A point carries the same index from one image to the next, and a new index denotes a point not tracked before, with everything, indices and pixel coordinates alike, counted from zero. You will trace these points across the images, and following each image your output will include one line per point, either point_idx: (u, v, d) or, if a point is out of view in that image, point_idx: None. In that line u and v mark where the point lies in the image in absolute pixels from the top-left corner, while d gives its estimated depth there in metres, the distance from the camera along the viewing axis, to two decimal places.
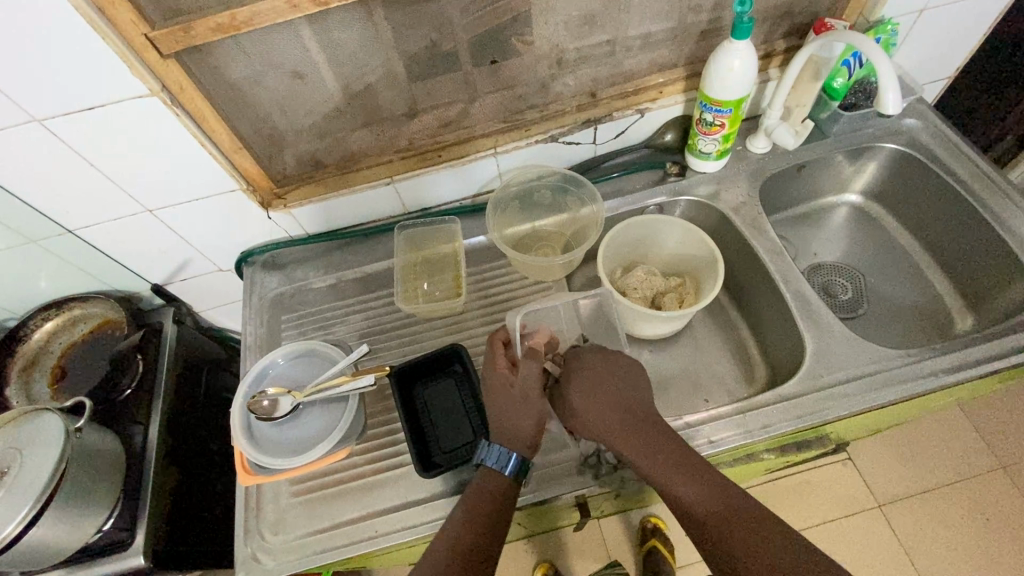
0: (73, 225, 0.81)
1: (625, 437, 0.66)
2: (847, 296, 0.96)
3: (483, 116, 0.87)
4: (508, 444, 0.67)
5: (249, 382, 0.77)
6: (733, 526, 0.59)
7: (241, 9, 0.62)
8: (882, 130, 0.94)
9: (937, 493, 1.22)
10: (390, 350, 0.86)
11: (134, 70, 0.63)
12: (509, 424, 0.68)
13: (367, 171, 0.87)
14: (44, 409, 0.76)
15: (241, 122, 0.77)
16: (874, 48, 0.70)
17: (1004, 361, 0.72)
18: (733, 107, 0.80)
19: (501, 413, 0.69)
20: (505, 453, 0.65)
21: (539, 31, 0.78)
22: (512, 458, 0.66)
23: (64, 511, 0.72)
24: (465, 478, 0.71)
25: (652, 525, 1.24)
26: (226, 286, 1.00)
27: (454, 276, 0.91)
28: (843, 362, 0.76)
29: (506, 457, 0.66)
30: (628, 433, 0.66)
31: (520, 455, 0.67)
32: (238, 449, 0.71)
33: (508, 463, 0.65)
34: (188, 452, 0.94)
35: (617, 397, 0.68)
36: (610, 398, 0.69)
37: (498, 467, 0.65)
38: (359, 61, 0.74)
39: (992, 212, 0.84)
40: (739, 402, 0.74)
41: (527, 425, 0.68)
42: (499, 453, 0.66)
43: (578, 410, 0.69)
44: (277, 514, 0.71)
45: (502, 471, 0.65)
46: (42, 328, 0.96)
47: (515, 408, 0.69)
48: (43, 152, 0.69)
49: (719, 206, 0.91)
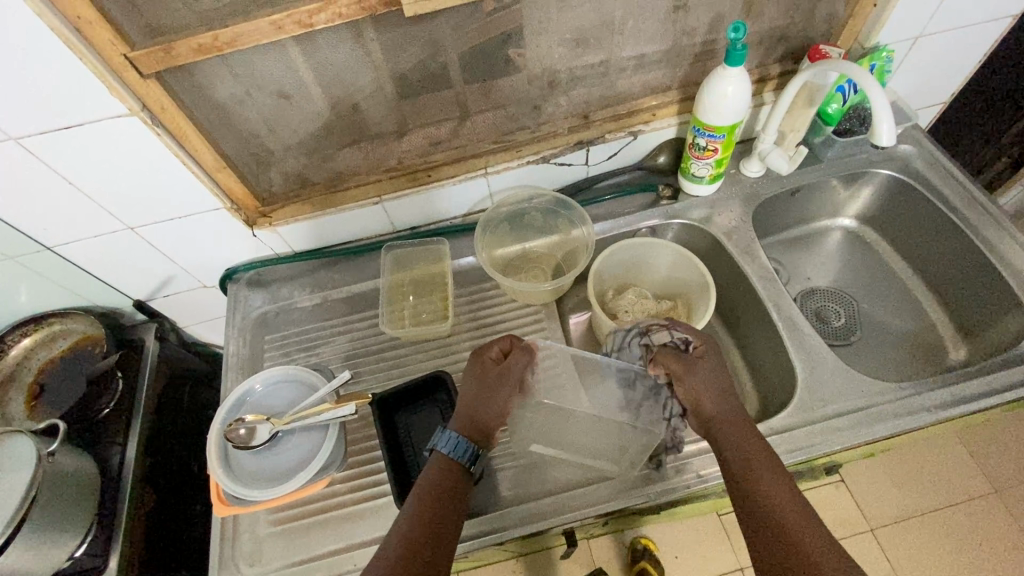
0: (51, 243, 0.79)
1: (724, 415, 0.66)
2: (840, 323, 0.95)
3: (474, 136, 0.86)
4: (467, 433, 0.67)
5: (228, 409, 0.75)
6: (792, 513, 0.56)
7: (224, 30, 0.60)
8: (876, 155, 0.93)
9: (930, 518, 1.21)
10: (375, 373, 0.84)
11: (113, 90, 0.62)
12: (476, 412, 0.68)
13: (354, 191, 0.85)
14: (18, 431, 0.73)
15: (226, 141, 0.75)
16: (867, 77, 0.69)
17: (997, 396, 0.71)
18: (726, 133, 0.79)
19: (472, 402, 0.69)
20: (459, 439, 0.64)
21: (531, 52, 0.77)
22: (472, 448, 0.64)
23: (34, 538, 0.69)
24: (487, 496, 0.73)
25: (643, 546, 1.22)
26: (210, 302, 0.98)
27: (442, 298, 0.89)
28: (834, 394, 0.74)
29: (458, 443, 0.64)
30: (730, 423, 0.65)
31: (473, 442, 0.66)
32: (213, 478, 0.69)
33: (464, 451, 0.64)
34: (167, 473, 0.92)
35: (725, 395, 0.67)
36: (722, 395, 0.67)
37: (451, 453, 0.64)
38: (347, 80, 0.73)
39: (986, 242, 0.83)
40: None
41: (495, 412, 0.69)
42: (450, 437, 0.64)
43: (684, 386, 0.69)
44: (253, 544, 0.69)
45: (456, 458, 0.64)
46: (20, 344, 0.94)
47: (488, 396, 0.69)
48: (19, 170, 0.67)
49: (712, 231, 0.90)
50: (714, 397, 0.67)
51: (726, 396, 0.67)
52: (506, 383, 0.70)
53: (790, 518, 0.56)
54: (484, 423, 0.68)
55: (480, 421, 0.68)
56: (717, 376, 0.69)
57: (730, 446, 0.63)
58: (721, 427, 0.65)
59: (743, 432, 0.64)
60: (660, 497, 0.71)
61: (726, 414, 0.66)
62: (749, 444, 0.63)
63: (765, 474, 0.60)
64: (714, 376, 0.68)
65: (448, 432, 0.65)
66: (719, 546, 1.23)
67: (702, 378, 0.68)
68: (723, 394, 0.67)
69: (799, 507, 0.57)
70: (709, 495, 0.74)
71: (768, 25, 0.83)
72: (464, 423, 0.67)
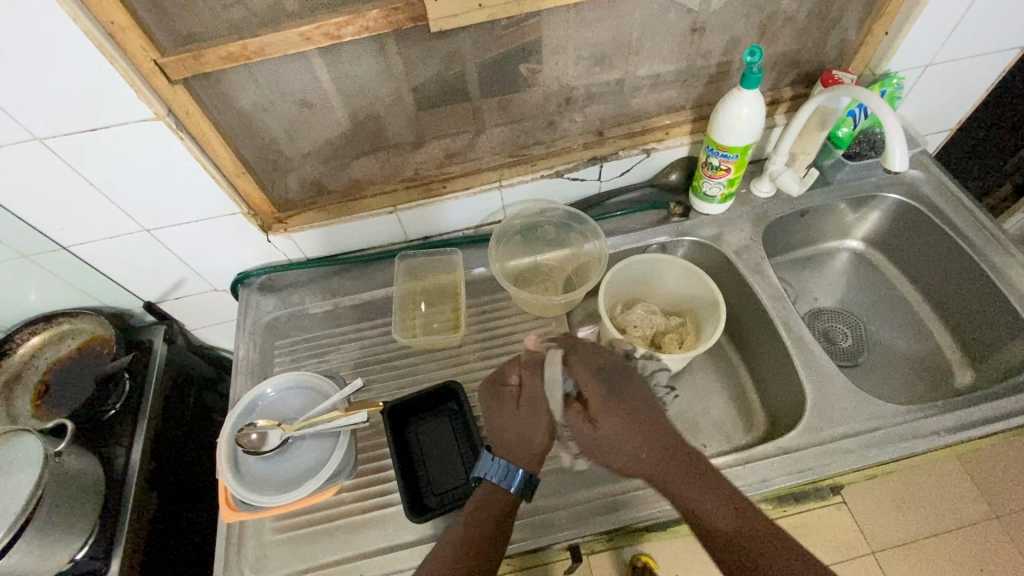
0: (67, 242, 0.79)
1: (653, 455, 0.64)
2: (847, 344, 0.96)
3: (489, 149, 0.87)
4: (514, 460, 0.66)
5: (238, 413, 0.75)
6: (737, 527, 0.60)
7: (253, 40, 0.61)
8: (884, 179, 0.95)
9: (931, 542, 1.20)
10: (384, 381, 0.84)
11: (141, 95, 0.63)
12: (514, 442, 0.67)
13: (370, 199, 0.86)
14: (25, 431, 0.73)
15: (246, 147, 0.76)
16: (880, 102, 0.70)
17: (1005, 421, 0.71)
18: (739, 153, 0.81)
19: (509, 433, 0.67)
20: (510, 467, 0.65)
21: (549, 69, 0.78)
22: (519, 472, 0.65)
23: (38, 539, 0.69)
24: None
25: (642, 563, 1.20)
26: (220, 305, 0.99)
27: (454, 308, 0.90)
28: (842, 416, 0.75)
29: (511, 471, 0.65)
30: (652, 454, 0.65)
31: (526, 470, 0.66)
32: (222, 483, 0.69)
33: (513, 479, 0.65)
34: (170, 476, 0.91)
35: (637, 434, 0.65)
36: (636, 434, 0.65)
37: (500, 481, 0.65)
38: (368, 92, 0.74)
39: (993, 266, 0.84)
40: (740, 454, 0.72)
41: (539, 439, 0.67)
42: (506, 469, 0.65)
43: (612, 444, 0.66)
44: (258, 551, 0.69)
45: (506, 486, 0.65)
46: (28, 343, 0.94)
47: (525, 426, 0.67)
48: (42, 170, 0.68)
49: (722, 249, 0.91)
50: (635, 447, 0.65)
51: (646, 442, 0.65)
52: (535, 412, 0.67)
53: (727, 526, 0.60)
54: (532, 450, 0.67)
55: (527, 450, 0.67)
56: (619, 430, 0.65)
57: (677, 482, 0.63)
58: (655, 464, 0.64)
59: (682, 463, 0.64)
60: (668, 513, 0.71)
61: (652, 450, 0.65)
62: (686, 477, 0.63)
63: (710, 507, 0.61)
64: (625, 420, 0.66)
65: (499, 463, 0.65)
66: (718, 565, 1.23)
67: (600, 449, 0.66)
68: (640, 423, 0.66)
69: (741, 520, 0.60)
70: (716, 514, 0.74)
71: (781, 49, 0.84)
72: (507, 450, 0.67)
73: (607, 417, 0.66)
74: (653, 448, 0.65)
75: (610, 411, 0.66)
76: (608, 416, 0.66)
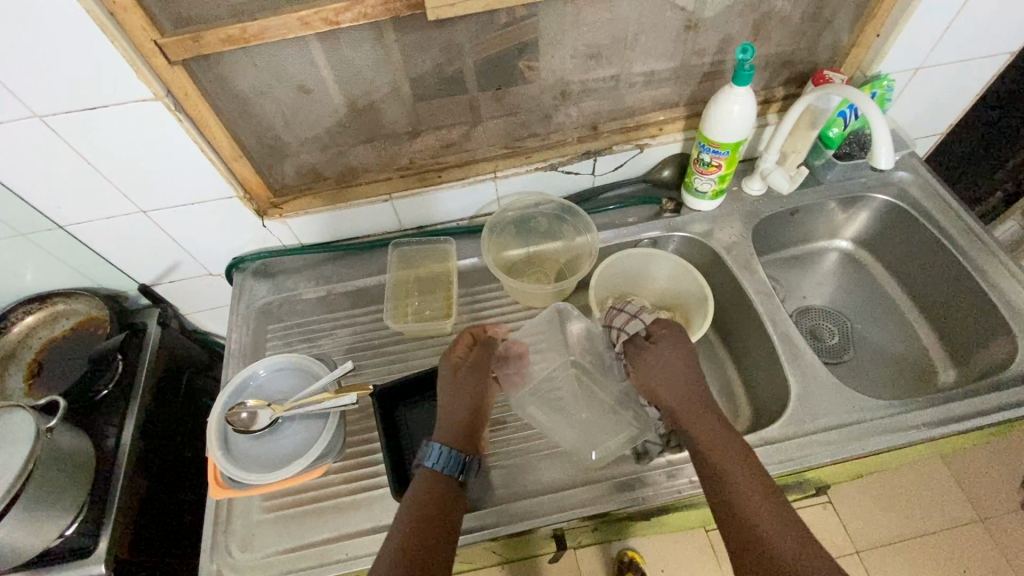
0: (64, 221, 0.80)
1: (681, 390, 0.72)
2: (833, 342, 0.97)
3: (484, 140, 0.88)
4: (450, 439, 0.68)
5: (229, 393, 0.76)
6: (721, 450, 0.64)
7: (252, 23, 0.63)
8: (874, 180, 0.96)
9: (915, 543, 1.22)
10: (375, 367, 0.85)
11: (141, 74, 0.63)
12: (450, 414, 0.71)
13: (366, 187, 0.87)
14: (19, 406, 0.74)
15: (243, 131, 0.77)
16: (869, 102, 0.71)
17: (985, 417, 0.73)
18: (730, 150, 0.82)
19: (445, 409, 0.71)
20: (445, 452, 0.65)
21: (545, 63, 0.79)
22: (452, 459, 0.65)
23: (27, 514, 0.69)
24: (476, 493, 0.73)
25: (629, 558, 1.21)
26: (215, 289, 0.99)
27: (445, 296, 0.91)
28: (825, 409, 0.76)
29: (447, 456, 0.66)
30: (702, 424, 0.68)
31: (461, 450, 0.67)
32: (211, 460, 0.70)
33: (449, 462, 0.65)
34: (161, 457, 0.92)
35: (679, 373, 0.73)
36: (684, 372, 0.73)
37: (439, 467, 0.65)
38: (366, 79, 0.75)
39: (977, 268, 0.86)
40: (681, 452, 0.73)
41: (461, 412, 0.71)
42: (441, 453, 0.66)
43: (652, 372, 0.74)
44: (246, 530, 0.70)
45: (445, 471, 0.65)
46: (23, 322, 0.94)
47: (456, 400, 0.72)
48: (41, 148, 0.69)
49: (712, 245, 0.92)
50: (674, 379, 0.73)
51: (685, 379, 0.73)
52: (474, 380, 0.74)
53: (719, 451, 0.64)
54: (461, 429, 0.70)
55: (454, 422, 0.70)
56: (670, 361, 0.74)
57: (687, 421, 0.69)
58: (683, 408, 0.70)
59: (698, 405, 0.70)
60: (650, 501, 0.71)
61: (682, 392, 0.72)
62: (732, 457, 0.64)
63: (710, 439, 0.66)
64: (678, 356, 0.75)
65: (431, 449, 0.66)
66: (706, 563, 1.23)
67: (652, 366, 0.74)
68: (677, 369, 0.74)
69: (733, 448, 0.64)
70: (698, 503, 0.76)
71: (774, 49, 0.86)
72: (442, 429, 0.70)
73: (666, 343, 0.76)
74: (687, 389, 0.72)
75: (663, 343, 0.76)
76: (649, 350, 0.76)
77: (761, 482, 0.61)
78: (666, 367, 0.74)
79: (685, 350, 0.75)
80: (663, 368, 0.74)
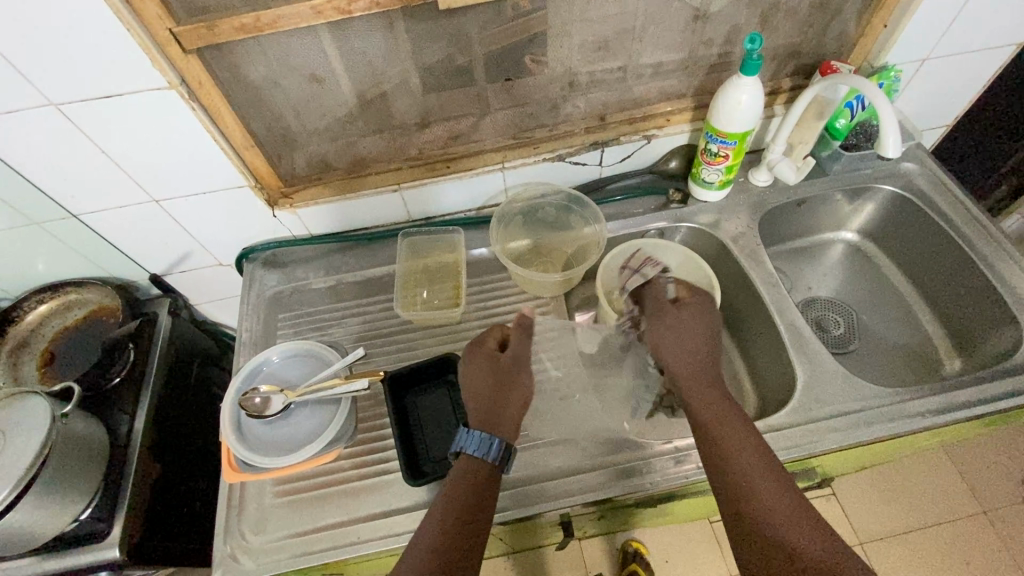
0: (78, 210, 0.81)
1: (693, 369, 0.70)
2: (839, 332, 0.98)
3: (493, 131, 0.88)
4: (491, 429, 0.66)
5: (242, 378, 0.77)
6: (736, 443, 0.63)
7: (266, 12, 0.63)
8: (881, 171, 0.96)
9: (919, 535, 1.22)
10: (384, 355, 0.86)
11: (156, 63, 0.64)
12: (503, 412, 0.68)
13: (376, 177, 0.87)
14: (34, 392, 0.75)
15: (254, 120, 0.78)
16: (877, 92, 0.71)
17: (991, 405, 0.73)
18: (738, 140, 0.82)
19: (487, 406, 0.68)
20: (485, 437, 0.64)
21: (554, 53, 0.80)
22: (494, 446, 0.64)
23: (43, 497, 0.70)
24: None
25: (634, 548, 1.22)
26: (225, 280, 1.00)
27: (454, 286, 0.91)
28: (832, 397, 0.76)
29: (485, 441, 0.64)
30: (717, 411, 0.66)
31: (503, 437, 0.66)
32: (226, 444, 0.71)
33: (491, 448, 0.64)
34: (172, 445, 0.93)
35: (696, 349, 0.71)
36: (705, 347, 0.71)
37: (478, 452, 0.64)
38: (376, 69, 0.76)
39: (984, 258, 0.86)
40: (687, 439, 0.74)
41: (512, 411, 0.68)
42: (481, 439, 0.64)
43: (668, 343, 0.72)
44: (259, 513, 0.71)
45: (489, 458, 0.63)
46: (36, 311, 0.95)
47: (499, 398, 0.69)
48: (56, 136, 0.70)
49: (719, 236, 0.93)
50: (692, 355, 0.71)
51: (701, 353, 0.71)
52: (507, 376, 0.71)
53: (735, 443, 0.63)
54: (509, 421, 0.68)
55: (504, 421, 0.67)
56: (691, 332, 0.72)
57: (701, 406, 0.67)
58: (696, 390, 0.68)
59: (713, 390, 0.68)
60: (657, 487, 0.72)
61: (700, 365, 0.70)
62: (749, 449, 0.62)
63: (725, 431, 0.64)
64: (700, 328, 0.73)
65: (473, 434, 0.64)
66: (711, 554, 1.24)
67: (671, 335, 0.72)
68: (696, 345, 0.71)
69: (750, 441, 0.63)
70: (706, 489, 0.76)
71: (781, 40, 0.86)
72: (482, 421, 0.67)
73: (688, 313, 0.74)
74: (704, 371, 0.70)
75: (685, 313, 0.74)
76: (673, 315, 0.74)
77: (780, 479, 0.60)
78: (686, 340, 0.72)
79: (710, 323, 0.73)
80: (682, 339, 0.72)
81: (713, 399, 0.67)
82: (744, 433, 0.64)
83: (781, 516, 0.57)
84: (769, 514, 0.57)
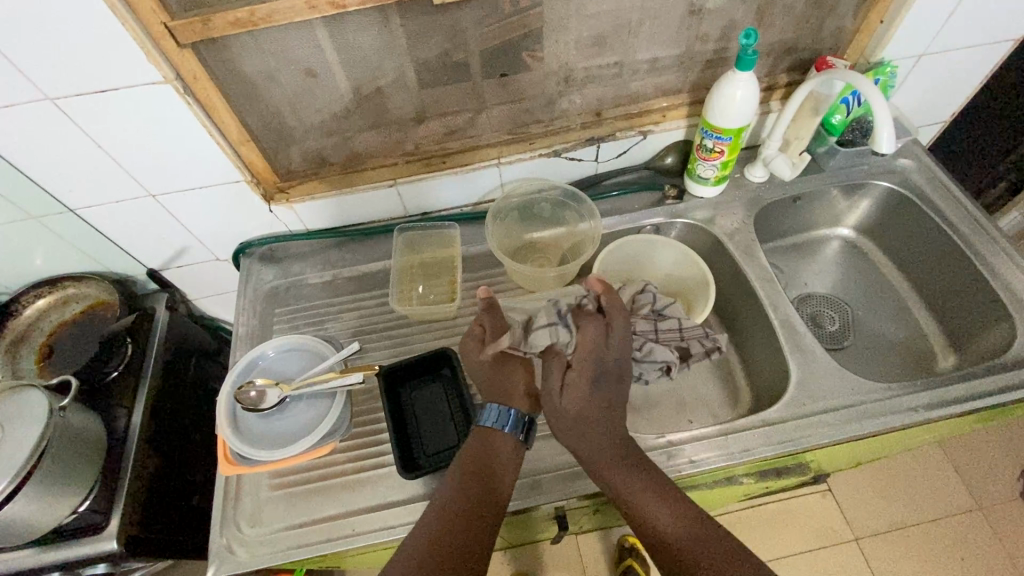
0: (74, 205, 0.81)
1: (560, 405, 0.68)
2: (834, 328, 0.98)
3: (489, 126, 0.88)
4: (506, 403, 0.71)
5: (238, 371, 0.78)
6: (622, 472, 0.65)
7: (261, 7, 0.63)
8: (877, 168, 0.97)
9: (914, 531, 1.23)
10: (380, 350, 0.87)
11: (151, 58, 0.64)
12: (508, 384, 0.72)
13: (372, 173, 0.88)
14: (31, 385, 0.75)
15: (250, 115, 0.78)
16: (872, 88, 0.72)
17: (983, 400, 0.73)
18: (733, 135, 0.82)
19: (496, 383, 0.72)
20: (504, 409, 0.68)
21: (550, 49, 0.80)
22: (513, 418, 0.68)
23: (40, 490, 0.71)
24: None
25: (630, 543, 1.23)
26: (222, 275, 1.01)
27: (450, 281, 0.92)
28: (825, 392, 0.77)
29: (505, 413, 0.68)
30: (594, 438, 0.67)
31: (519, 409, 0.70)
32: (221, 437, 0.71)
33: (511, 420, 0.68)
34: (170, 438, 0.94)
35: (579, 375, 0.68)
36: (576, 370, 0.68)
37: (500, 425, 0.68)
38: (371, 65, 0.76)
39: (978, 254, 0.86)
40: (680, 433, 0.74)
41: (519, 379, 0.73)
42: (499, 412, 0.68)
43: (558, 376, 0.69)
44: (255, 506, 0.71)
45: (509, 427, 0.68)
46: (34, 305, 0.96)
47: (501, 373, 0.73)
48: (52, 131, 0.70)
49: (714, 231, 0.93)
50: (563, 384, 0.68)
51: (582, 379, 0.68)
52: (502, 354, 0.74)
53: (620, 473, 0.65)
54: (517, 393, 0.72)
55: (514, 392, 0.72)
56: (587, 358, 0.69)
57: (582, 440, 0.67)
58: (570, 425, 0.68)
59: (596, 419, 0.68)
60: None
61: (582, 392, 0.68)
62: (659, 500, 0.63)
63: (610, 460, 0.66)
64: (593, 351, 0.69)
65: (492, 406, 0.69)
66: None
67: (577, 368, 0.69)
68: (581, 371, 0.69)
69: (635, 466, 0.66)
70: (699, 483, 0.77)
71: (777, 36, 0.86)
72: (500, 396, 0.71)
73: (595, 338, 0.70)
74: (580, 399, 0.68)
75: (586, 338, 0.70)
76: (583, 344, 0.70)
77: (670, 497, 0.64)
78: (576, 366, 0.69)
79: (609, 340, 0.70)
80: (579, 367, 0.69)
81: (594, 429, 0.68)
82: (630, 460, 0.66)
83: (676, 536, 0.61)
84: (677, 544, 0.60)
